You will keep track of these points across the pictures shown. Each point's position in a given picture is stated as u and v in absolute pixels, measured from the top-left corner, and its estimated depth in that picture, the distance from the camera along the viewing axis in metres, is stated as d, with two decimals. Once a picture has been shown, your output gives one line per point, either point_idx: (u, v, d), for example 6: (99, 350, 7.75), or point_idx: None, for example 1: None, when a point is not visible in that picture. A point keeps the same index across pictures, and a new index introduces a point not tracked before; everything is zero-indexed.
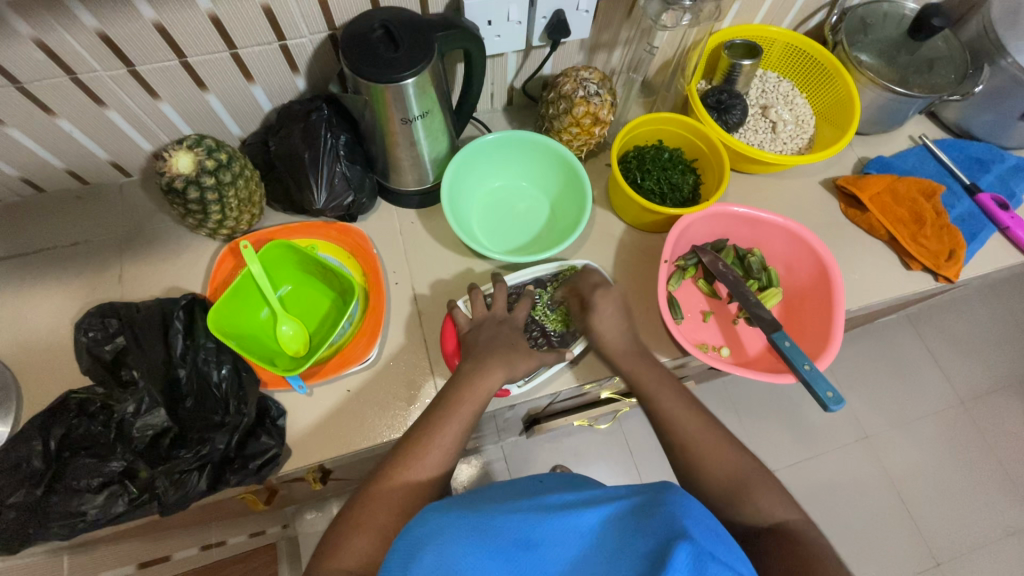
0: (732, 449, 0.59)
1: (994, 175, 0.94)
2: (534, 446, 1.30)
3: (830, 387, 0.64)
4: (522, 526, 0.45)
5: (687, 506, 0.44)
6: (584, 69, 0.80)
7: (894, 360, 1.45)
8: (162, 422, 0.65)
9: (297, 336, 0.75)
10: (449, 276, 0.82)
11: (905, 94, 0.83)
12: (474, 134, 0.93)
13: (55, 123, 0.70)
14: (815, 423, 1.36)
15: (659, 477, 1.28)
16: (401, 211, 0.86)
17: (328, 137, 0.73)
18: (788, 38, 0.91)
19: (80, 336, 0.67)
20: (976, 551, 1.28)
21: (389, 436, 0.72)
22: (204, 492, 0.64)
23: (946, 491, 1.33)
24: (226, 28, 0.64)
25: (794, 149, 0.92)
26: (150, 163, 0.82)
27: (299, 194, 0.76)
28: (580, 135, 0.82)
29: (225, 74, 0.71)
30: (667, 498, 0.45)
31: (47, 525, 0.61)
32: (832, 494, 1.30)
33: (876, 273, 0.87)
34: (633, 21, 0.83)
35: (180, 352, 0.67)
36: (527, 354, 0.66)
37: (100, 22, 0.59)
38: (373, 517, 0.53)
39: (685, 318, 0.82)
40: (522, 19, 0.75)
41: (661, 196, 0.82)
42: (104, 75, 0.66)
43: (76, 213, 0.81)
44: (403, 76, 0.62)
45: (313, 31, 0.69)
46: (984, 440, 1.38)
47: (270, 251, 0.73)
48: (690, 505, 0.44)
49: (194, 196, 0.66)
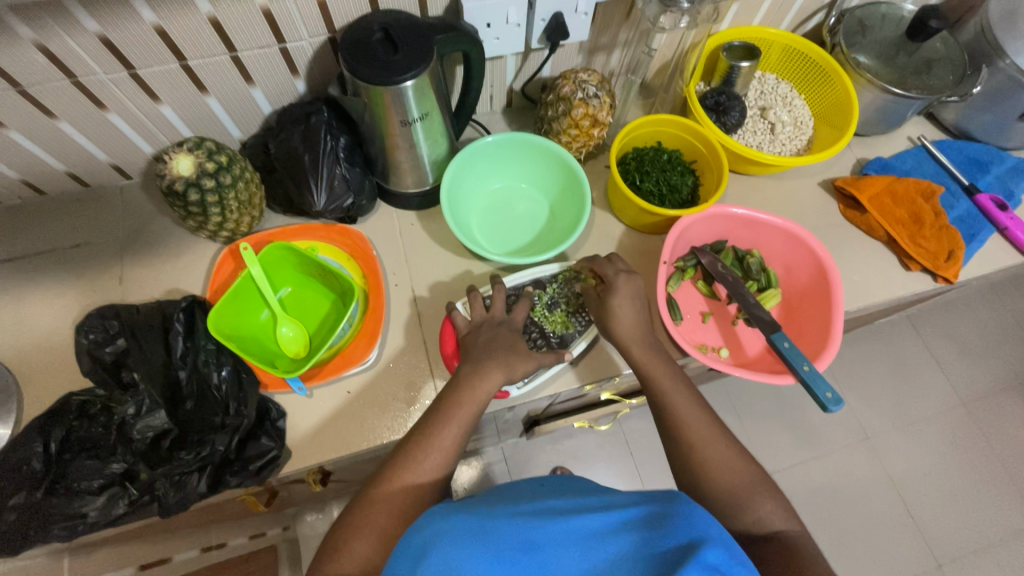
0: (732, 451, 0.59)
1: (993, 176, 0.94)
2: (534, 448, 1.30)
3: (829, 387, 0.64)
4: (525, 530, 0.45)
5: (693, 516, 0.44)
6: (583, 71, 0.80)
7: (895, 361, 1.45)
8: (162, 423, 0.65)
9: (297, 338, 0.75)
10: (448, 278, 0.82)
11: (903, 95, 0.83)
12: (474, 135, 0.94)
13: (56, 126, 0.70)
14: (816, 425, 1.36)
15: (659, 478, 1.28)
16: (401, 213, 0.86)
17: (328, 140, 0.74)
18: (787, 40, 0.92)
19: (81, 338, 0.67)
20: (978, 553, 1.27)
21: (389, 437, 0.72)
22: (204, 493, 0.64)
23: (948, 492, 1.32)
24: (226, 31, 0.65)
25: (793, 150, 0.93)
26: (151, 165, 0.82)
27: (299, 196, 0.76)
28: (580, 137, 0.82)
29: (226, 77, 0.71)
30: (674, 509, 0.45)
31: (48, 527, 0.61)
32: (832, 496, 1.30)
33: (875, 274, 0.87)
34: (632, 23, 0.83)
35: (180, 354, 0.68)
36: (526, 356, 0.66)
37: (100, 26, 0.59)
38: (373, 520, 0.54)
39: (684, 319, 0.82)
40: (520, 21, 0.75)
41: (660, 198, 0.83)
42: (105, 78, 0.66)
43: (77, 215, 0.82)
44: (403, 78, 0.62)
45: (313, 34, 0.70)
46: (986, 441, 1.38)
47: (270, 254, 0.73)
48: (694, 513, 0.44)
49: (194, 198, 0.66)
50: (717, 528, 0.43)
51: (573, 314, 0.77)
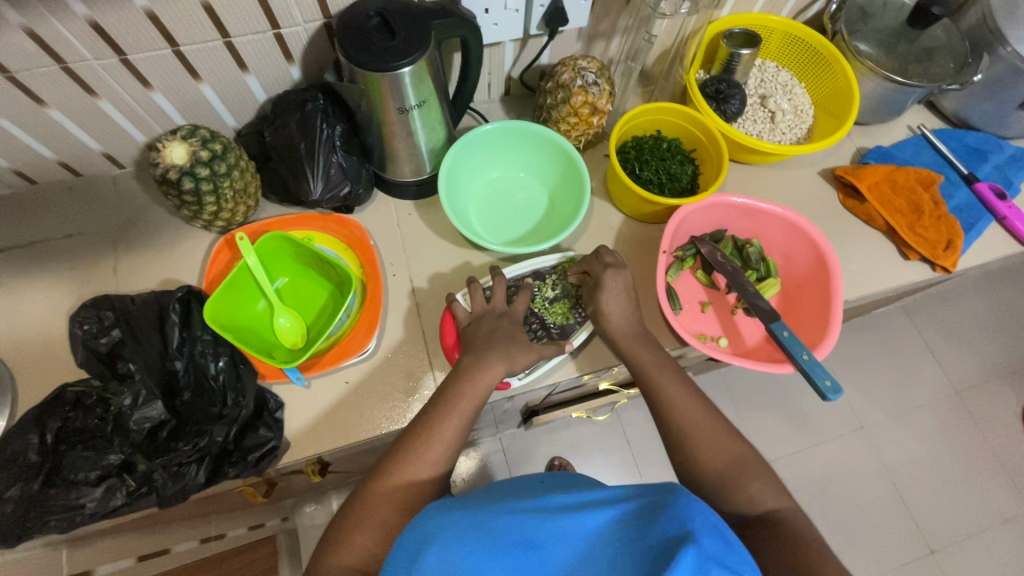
0: (730, 440, 0.59)
1: (992, 165, 0.94)
2: (533, 438, 1.31)
3: (828, 376, 0.65)
4: (522, 525, 0.45)
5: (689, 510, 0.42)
6: (582, 58, 0.80)
7: (890, 351, 1.46)
8: (159, 415, 0.64)
9: (295, 329, 0.74)
10: (447, 269, 0.82)
11: (904, 83, 0.83)
12: (472, 124, 0.93)
13: (47, 114, 0.69)
14: (813, 414, 1.37)
15: (658, 468, 1.29)
16: (399, 202, 0.85)
17: (325, 127, 0.72)
18: (788, 27, 0.91)
19: (75, 329, 0.66)
20: (970, 540, 1.29)
21: (389, 427, 0.72)
22: (203, 484, 0.64)
23: (943, 480, 1.34)
24: (219, 17, 0.63)
25: (794, 139, 0.92)
26: (145, 154, 0.81)
27: (296, 185, 0.75)
28: (579, 125, 0.81)
29: (220, 63, 0.70)
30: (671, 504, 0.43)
31: (46, 519, 0.60)
32: (829, 485, 1.31)
33: (876, 264, 0.87)
34: (632, 9, 0.82)
35: (176, 344, 0.67)
36: (526, 347, 0.66)
37: (90, 10, 0.58)
38: (374, 513, 0.53)
39: (684, 309, 0.82)
40: (519, 8, 0.74)
41: (660, 186, 0.82)
42: (95, 64, 0.65)
43: (70, 205, 0.80)
44: (401, 64, 0.61)
45: (308, 20, 0.69)
46: (980, 430, 1.39)
47: (268, 243, 0.72)
48: (688, 503, 0.43)
49: (189, 186, 0.65)
50: (716, 518, 0.42)
51: (573, 306, 0.76)
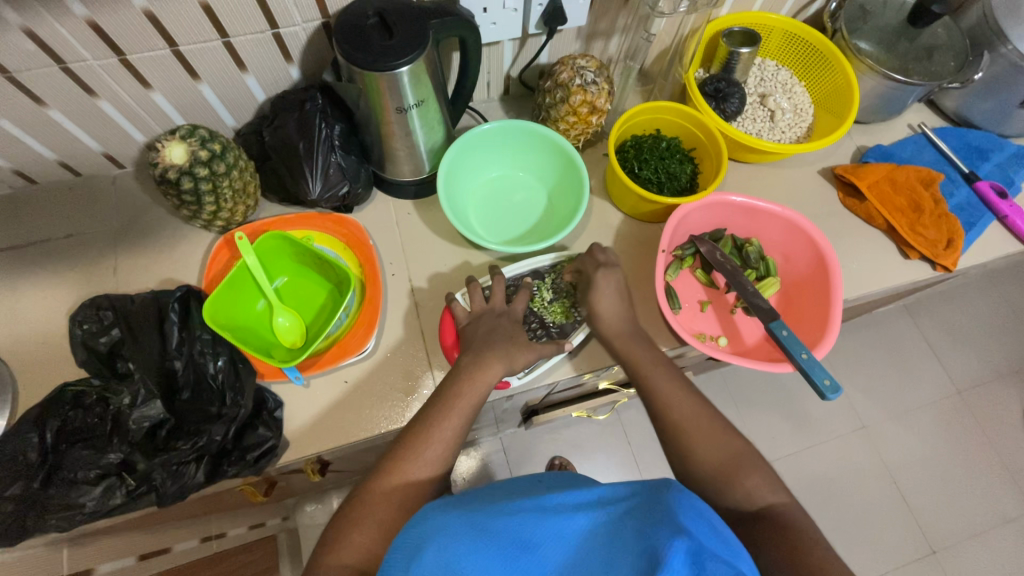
0: (730, 440, 0.59)
1: (993, 164, 0.94)
2: (533, 438, 1.31)
3: (827, 375, 0.64)
4: (520, 526, 0.45)
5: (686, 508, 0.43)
6: (581, 57, 0.80)
7: (891, 350, 1.45)
8: (158, 414, 0.64)
9: (294, 328, 0.75)
10: (447, 269, 0.82)
11: (904, 81, 0.83)
12: (471, 123, 0.93)
13: (47, 114, 0.69)
14: (814, 414, 1.37)
15: (658, 468, 1.29)
16: (398, 202, 0.85)
17: (323, 127, 0.72)
18: (787, 25, 0.91)
19: (75, 329, 0.67)
20: (972, 540, 1.29)
21: (388, 426, 0.72)
22: (202, 483, 0.65)
23: (945, 480, 1.33)
24: (218, 18, 0.64)
25: (794, 138, 0.92)
26: (144, 154, 0.81)
27: (295, 184, 0.75)
28: (578, 124, 0.81)
29: (218, 63, 0.70)
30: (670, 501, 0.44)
31: (45, 517, 0.60)
32: (830, 485, 1.30)
33: (876, 263, 0.87)
34: (631, 8, 0.82)
35: (176, 343, 0.67)
36: (525, 346, 0.66)
37: (89, 10, 0.58)
38: (373, 511, 0.53)
39: (684, 308, 0.82)
40: (518, 7, 0.74)
41: (660, 185, 0.82)
42: (95, 64, 0.65)
43: (70, 205, 0.81)
44: (398, 63, 0.61)
45: (306, 19, 0.69)
46: (982, 430, 1.39)
47: (266, 243, 0.72)
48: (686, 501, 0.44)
49: (188, 186, 0.65)
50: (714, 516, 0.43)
51: (573, 305, 0.76)
